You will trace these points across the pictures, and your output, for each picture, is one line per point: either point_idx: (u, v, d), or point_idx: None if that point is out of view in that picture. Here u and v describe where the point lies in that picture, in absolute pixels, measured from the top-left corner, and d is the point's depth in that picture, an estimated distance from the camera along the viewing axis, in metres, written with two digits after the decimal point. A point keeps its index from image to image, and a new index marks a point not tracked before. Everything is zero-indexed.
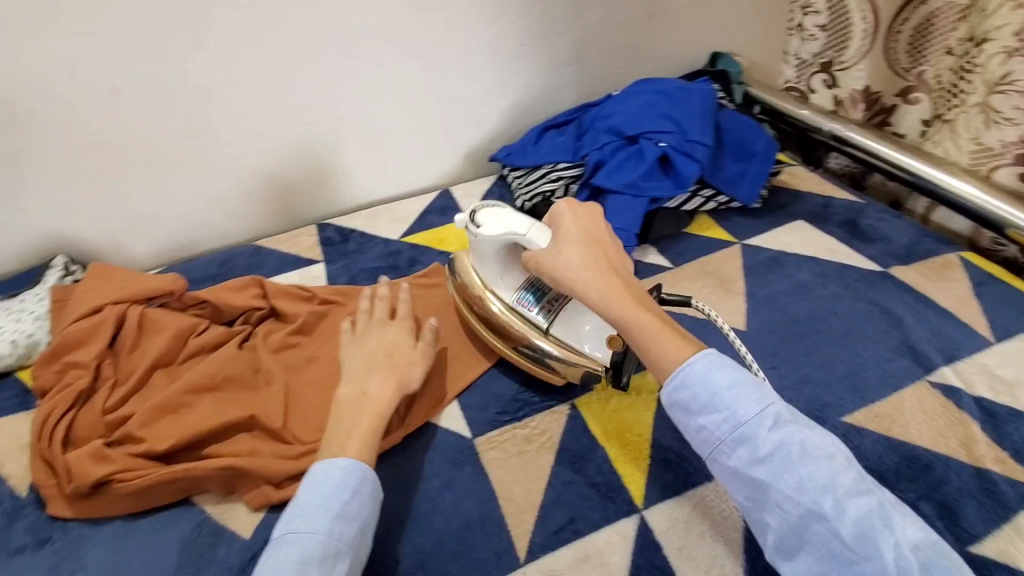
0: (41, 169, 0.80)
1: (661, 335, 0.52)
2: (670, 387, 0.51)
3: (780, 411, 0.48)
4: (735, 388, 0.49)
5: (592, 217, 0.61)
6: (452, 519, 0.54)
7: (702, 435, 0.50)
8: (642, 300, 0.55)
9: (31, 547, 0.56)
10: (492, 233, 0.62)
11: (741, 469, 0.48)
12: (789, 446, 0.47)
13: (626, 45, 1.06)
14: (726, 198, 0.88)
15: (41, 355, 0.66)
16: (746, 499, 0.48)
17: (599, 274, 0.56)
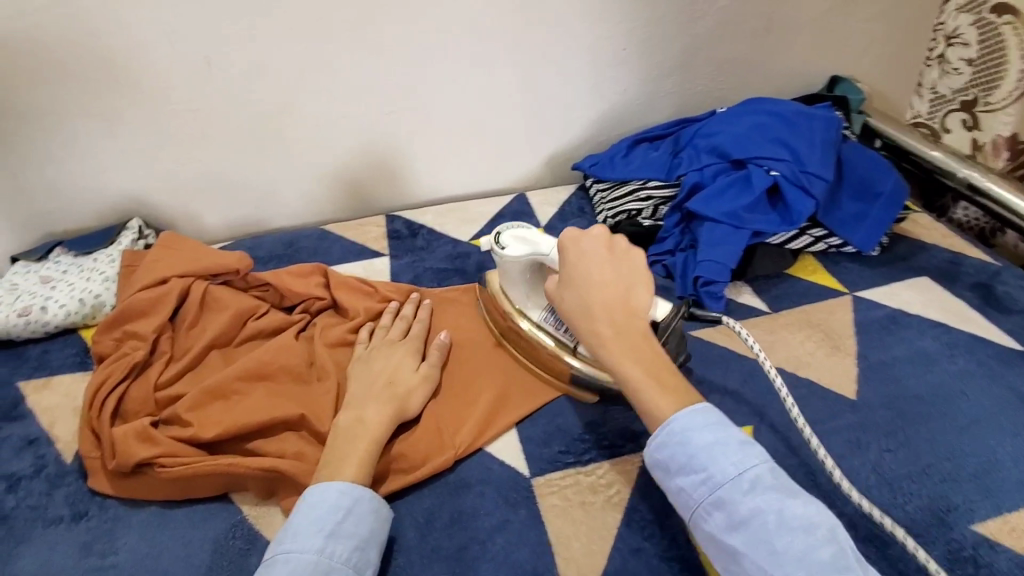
0: (130, 132, 0.81)
1: (654, 391, 0.48)
2: (650, 445, 0.47)
3: (761, 474, 0.44)
4: (715, 447, 0.45)
5: (605, 244, 0.55)
6: (502, 569, 0.48)
7: (682, 497, 0.46)
8: (642, 344, 0.50)
9: (67, 519, 0.54)
10: (516, 254, 0.60)
11: (719, 537, 0.43)
12: (765, 514, 0.42)
13: (735, 60, 0.97)
14: (840, 241, 0.78)
15: (104, 320, 0.65)
16: (724, 570, 0.43)
17: (599, 313, 0.51)
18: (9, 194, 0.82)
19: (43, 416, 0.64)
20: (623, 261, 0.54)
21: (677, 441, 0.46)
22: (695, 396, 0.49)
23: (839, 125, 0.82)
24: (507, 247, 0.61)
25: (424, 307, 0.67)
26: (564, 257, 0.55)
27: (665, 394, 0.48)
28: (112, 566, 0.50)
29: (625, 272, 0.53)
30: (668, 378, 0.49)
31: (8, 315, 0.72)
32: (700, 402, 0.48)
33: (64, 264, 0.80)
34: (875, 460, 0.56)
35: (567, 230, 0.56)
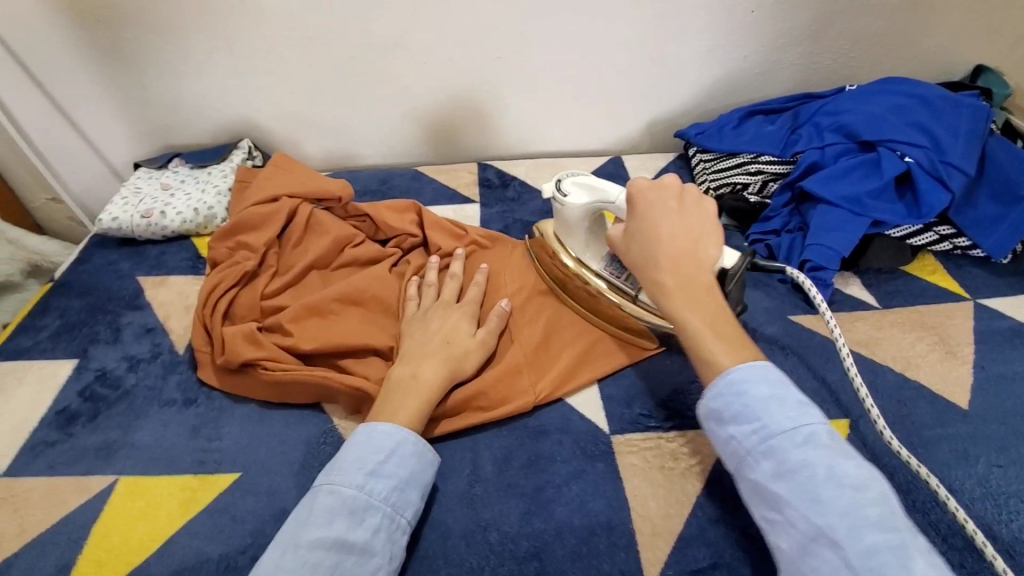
0: (250, 56, 0.83)
1: (712, 342, 0.45)
2: (704, 395, 0.45)
3: (818, 431, 0.40)
4: (771, 401, 0.42)
5: (677, 196, 0.52)
6: (576, 515, 0.49)
7: (729, 447, 0.43)
8: (704, 296, 0.47)
9: (179, 403, 0.59)
10: (578, 201, 0.59)
11: (764, 486, 0.40)
12: (815, 467, 0.39)
13: (871, 35, 0.89)
14: (968, 242, 0.71)
15: (220, 229, 0.69)
16: (763, 519, 0.40)
17: (665, 265, 0.48)
18: (138, 103, 0.87)
19: (160, 310, 0.69)
20: (693, 214, 0.51)
21: (733, 391, 0.43)
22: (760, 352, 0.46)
23: (989, 117, 0.74)
24: (568, 195, 0.60)
25: (482, 270, 0.65)
26: (631, 207, 0.52)
27: (722, 346, 0.45)
28: (217, 450, 0.55)
29: (694, 223, 0.50)
30: (728, 332, 0.45)
31: (132, 216, 0.78)
32: (759, 359, 0.45)
33: (182, 174, 0.86)
34: (983, 475, 0.52)
35: (631, 179, 0.53)
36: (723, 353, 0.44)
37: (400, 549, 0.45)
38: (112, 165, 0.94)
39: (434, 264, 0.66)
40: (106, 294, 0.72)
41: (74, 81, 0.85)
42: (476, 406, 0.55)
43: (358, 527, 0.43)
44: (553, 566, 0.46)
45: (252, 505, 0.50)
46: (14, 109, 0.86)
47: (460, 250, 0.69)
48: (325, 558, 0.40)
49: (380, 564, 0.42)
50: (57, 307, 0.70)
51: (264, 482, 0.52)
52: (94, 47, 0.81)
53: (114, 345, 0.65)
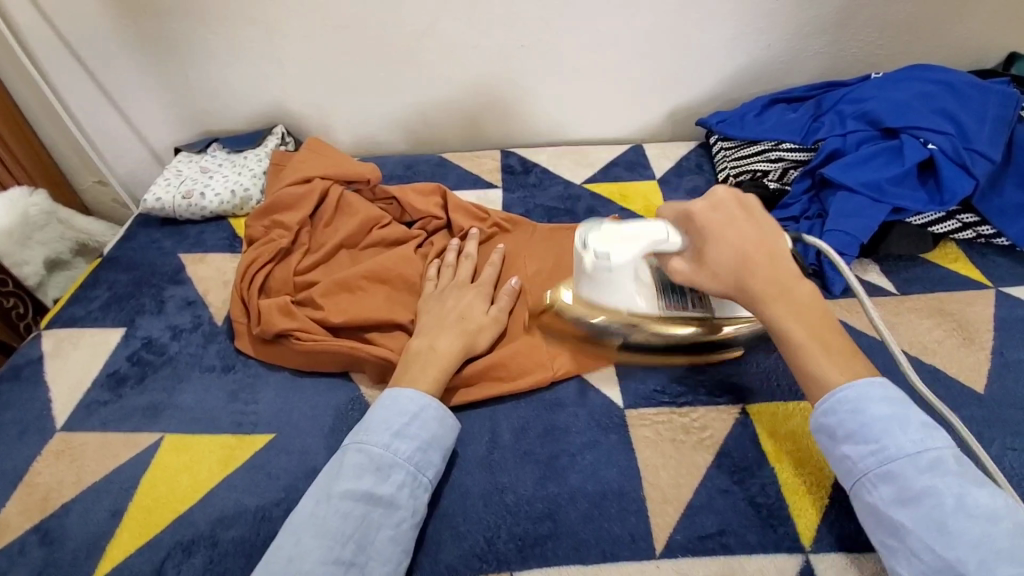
0: (284, 45, 0.87)
1: (824, 358, 0.45)
2: (815, 408, 0.45)
3: (944, 457, 0.40)
4: (893, 422, 0.42)
5: (735, 204, 0.50)
6: (589, 481, 0.51)
7: (844, 465, 0.43)
8: (809, 307, 0.46)
9: (219, 369, 0.63)
10: (627, 255, 0.51)
11: (883, 509, 0.40)
12: (942, 495, 0.38)
13: (900, 23, 0.88)
14: (991, 231, 0.71)
15: (258, 208, 0.72)
16: (880, 542, 0.41)
17: (762, 278, 0.46)
18: (178, 89, 0.91)
19: (200, 285, 0.73)
20: (761, 219, 0.50)
21: (850, 409, 0.43)
22: (870, 364, 0.46)
23: (1019, 103, 0.73)
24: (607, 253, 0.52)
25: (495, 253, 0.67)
26: (700, 231, 0.49)
27: (834, 361, 0.45)
28: (253, 413, 0.58)
29: (770, 229, 0.49)
30: (836, 343, 0.45)
31: (174, 197, 0.82)
32: (876, 375, 0.45)
33: (219, 158, 0.90)
34: (998, 456, 0.52)
35: (688, 204, 0.50)
36: (831, 366, 0.44)
37: (423, 504, 0.48)
38: (153, 150, 0.99)
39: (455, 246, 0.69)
40: (150, 269, 0.76)
41: (119, 69, 0.89)
42: (493, 376, 0.58)
43: (384, 482, 0.46)
44: (566, 526, 0.48)
45: (287, 463, 0.54)
46: (64, 93, 0.91)
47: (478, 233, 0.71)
48: (354, 508, 0.44)
49: (405, 517, 0.45)
50: (107, 280, 0.75)
51: (297, 442, 0.56)
52: (139, 38, 0.86)
53: (159, 316, 0.69)
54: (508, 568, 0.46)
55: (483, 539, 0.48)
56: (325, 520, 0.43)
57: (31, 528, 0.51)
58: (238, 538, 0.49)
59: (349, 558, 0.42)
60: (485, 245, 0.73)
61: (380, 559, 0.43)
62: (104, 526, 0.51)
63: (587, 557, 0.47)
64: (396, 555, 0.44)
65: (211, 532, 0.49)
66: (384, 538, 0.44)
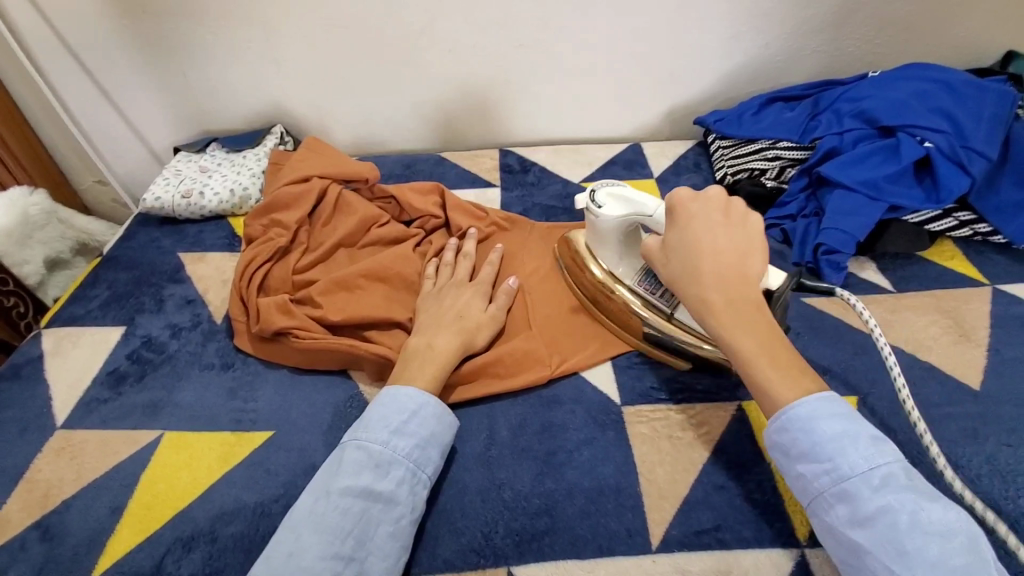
0: (283, 44, 0.87)
1: (768, 369, 0.44)
2: (766, 427, 0.45)
3: (895, 473, 0.40)
4: (845, 440, 0.41)
5: (722, 209, 0.50)
6: (586, 478, 0.51)
7: (800, 484, 0.43)
8: (757, 317, 0.46)
9: (218, 367, 0.63)
10: (613, 214, 0.58)
11: (841, 529, 0.40)
12: (897, 513, 0.38)
13: (896, 22, 0.88)
14: (988, 228, 0.71)
15: (257, 207, 0.73)
16: (843, 562, 0.40)
17: (710, 281, 0.47)
18: (177, 89, 0.92)
19: (199, 284, 0.73)
20: (739, 225, 0.50)
21: (801, 428, 0.42)
22: (820, 380, 0.45)
23: (1016, 101, 0.73)
24: (602, 206, 0.59)
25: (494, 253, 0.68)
26: (674, 219, 0.51)
27: (778, 373, 0.44)
28: (252, 410, 0.59)
29: (743, 238, 0.49)
30: (783, 357, 0.44)
31: (174, 196, 0.83)
32: (825, 390, 0.44)
33: (218, 157, 0.90)
34: (994, 453, 0.52)
35: (671, 192, 0.52)
36: (775, 380, 0.44)
37: (422, 500, 0.48)
38: (152, 149, 1.00)
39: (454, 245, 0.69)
40: (150, 268, 0.76)
41: (118, 69, 0.89)
42: (491, 374, 0.58)
43: (383, 479, 0.46)
44: (563, 522, 0.49)
45: (285, 460, 0.54)
46: (64, 93, 0.92)
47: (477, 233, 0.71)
48: (354, 504, 0.44)
49: (404, 513, 0.46)
50: (106, 279, 0.75)
51: (296, 439, 0.56)
52: (138, 38, 0.86)
53: (158, 314, 0.70)
54: (505, 563, 0.47)
55: (480, 535, 0.48)
56: (324, 516, 0.43)
57: (32, 524, 0.51)
58: (238, 534, 0.49)
59: (349, 553, 0.42)
60: (483, 244, 0.73)
61: (378, 555, 0.43)
62: (104, 522, 0.51)
63: (584, 553, 0.47)
64: (395, 551, 0.44)
65: (210, 528, 0.50)
66: (383, 533, 0.44)
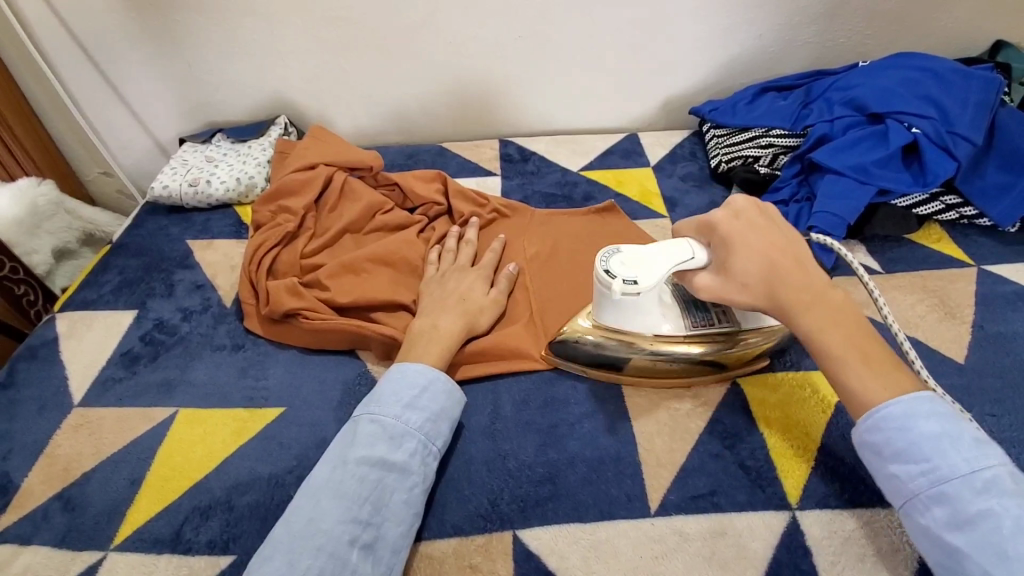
0: (286, 37, 0.89)
1: (864, 369, 0.45)
2: (858, 426, 0.45)
3: (999, 478, 0.40)
4: (943, 442, 0.41)
5: (756, 211, 0.51)
6: (588, 448, 0.53)
7: (894, 484, 0.43)
8: (843, 317, 0.46)
9: (229, 348, 0.65)
10: (655, 282, 0.51)
11: (937, 532, 0.40)
12: (1000, 517, 0.38)
13: (886, 13, 0.90)
14: (974, 212, 0.74)
15: (264, 194, 0.74)
16: (937, 564, 0.40)
17: (790, 288, 0.47)
18: (183, 81, 0.93)
19: (208, 269, 0.75)
20: (782, 227, 0.51)
21: (898, 426, 0.43)
22: (913, 376, 0.45)
23: (1001, 88, 0.75)
24: (635, 280, 0.51)
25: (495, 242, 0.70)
26: (729, 236, 0.49)
27: (874, 373, 0.44)
28: (264, 388, 0.61)
29: (788, 235, 0.50)
30: (874, 353, 0.45)
31: (181, 185, 0.84)
32: (921, 389, 0.44)
33: (224, 147, 0.92)
34: (977, 422, 0.55)
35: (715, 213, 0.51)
36: (874, 380, 0.44)
37: (433, 471, 0.50)
38: (157, 141, 1.01)
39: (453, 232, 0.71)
40: (159, 254, 0.78)
41: (124, 61, 0.91)
42: (494, 352, 0.61)
43: (397, 449, 0.48)
44: (566, 488, 0.51)
45: (297, 434, 0.56)
46: (71, 85, 0.93)
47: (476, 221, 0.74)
48: (369, 473, 0.46)
49: (417, 482, 0.48)
50: (117, 266, 0.77)
51: (306, 415, 0.58)
52: (145, 31, 0.88)
53: (169, 298, 0.71)
54: (511, 527, 0.49)
55: (486, 501, 0.50)
56: (342, 483, 0.45)
57: (53, 495, 0.53)
58: (253, 502, 0.51)
59: (366, 518, 0.44)
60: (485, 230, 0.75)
61: (394, 520, 0.45)
62: (123, 493, 0.53)
63: (586, 516, 0.49)
64: (409, 517, 0.46)
65: (227, 498, 0.52)
66: (399, 500, 0.46)
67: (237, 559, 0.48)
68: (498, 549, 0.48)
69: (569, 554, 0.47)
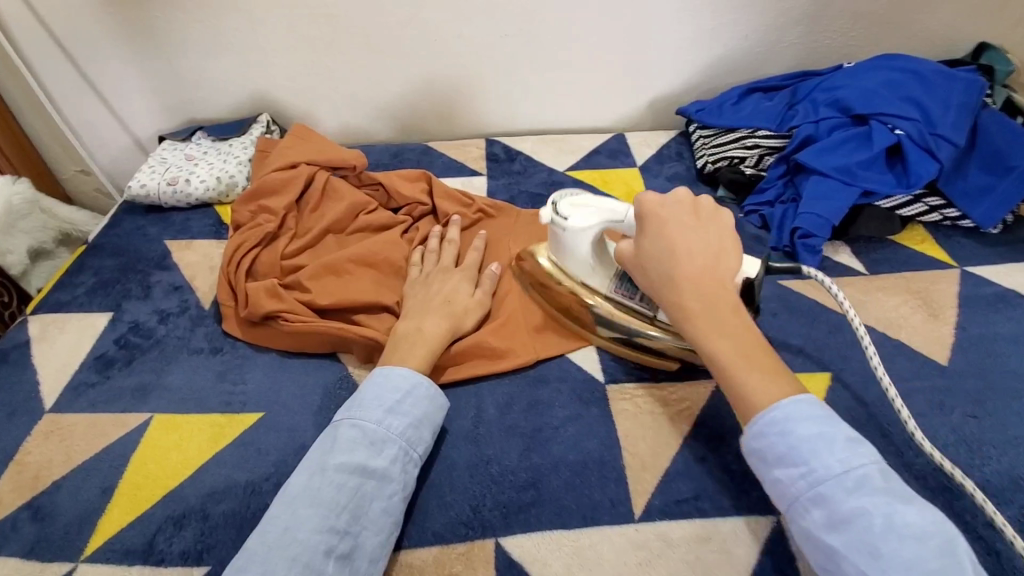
0: (270, 33, 0.87)
1: (744, 372, 0.44)
2: (745, 432, 0.44)
3: (871, 475, 0.40)
4: (819, 442, 0.41)
5: (690, 210, 0.52)
6: (571, 452, 0.53)
7: (779, 489, 0.43)
8: (732, 321, 0.46)
9: (206, 351, 0.63)
10: (583, 224, 0.58)
11: (818, 535, 0.40)
12: (871, 516, 0.38)
13: (871, 14, 0.91)
14: (957, 213, 0.74)
15: (244, 193, 0.73)
16: (821, 566, 0.41)
17: (687, 288, 0.48)
18: (163, 78, 0.91)
19: (186, 270, 0.73)
20: (711, 228, 0.51)
21: (778, 431, 0.42)
22: (795, 379, 0.45)
23: (983, 90, 0.76)
24: (568, 217, 0.59)
25: (479, 240, 0.69)
26: (645, 223, 0.52)
27: (753, 374, 0.44)
28: (241, 392, 0.59)
29: (714, 238, 0.50)
30: (760, 359, 0.45)
31: (159, 184, 0.82)
32: (802, 390, 0.44)
33: (205, 146, 0.90)
34: (959, 423, 0.55)
35: (641, 197, 0.53)
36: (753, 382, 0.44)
37: (413, 479, 0.49)
38: (137, 139, 0.99)
39: (432, 235, 0.70)
40: (136, 255, 0.76)
41: (103, 57, 0.89)
42: (479, 355, 0.60)
43: (377, 456, 0.47)
44: (549, 494, 0.50)
45: (275, 440, 0.55)
46: (47, 81, 0.91)
47: (456, 219, 0.72)
48: (348, 480, 0.45)
49: (397, 489, 0.47)
50: (92, 266, 0.75)
51: (285, 420, 0.57)
52: (124, 27, 0.86)
53: (145, 300, 0.70)
54: (493, 535, 0.48)
55: (468, 508, 0.50)
56: (320, 490, 0.44)
57: (23, 505, 0.52)
58: (229, 511, 0.50)
59: (344, 527, 0.43)
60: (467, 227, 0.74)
61: (373, 529, 0.44)
62: (94, 502, 0.51)
63: (569, 523, 0.48)
64: (388, 525, 0.46)
65: (201, 506, 0.50)
66: (378, 509, 0.45)
67: (211, 569, 0.47)
68: (479, 557, 0.47)
69: (552, 561, 0.46)
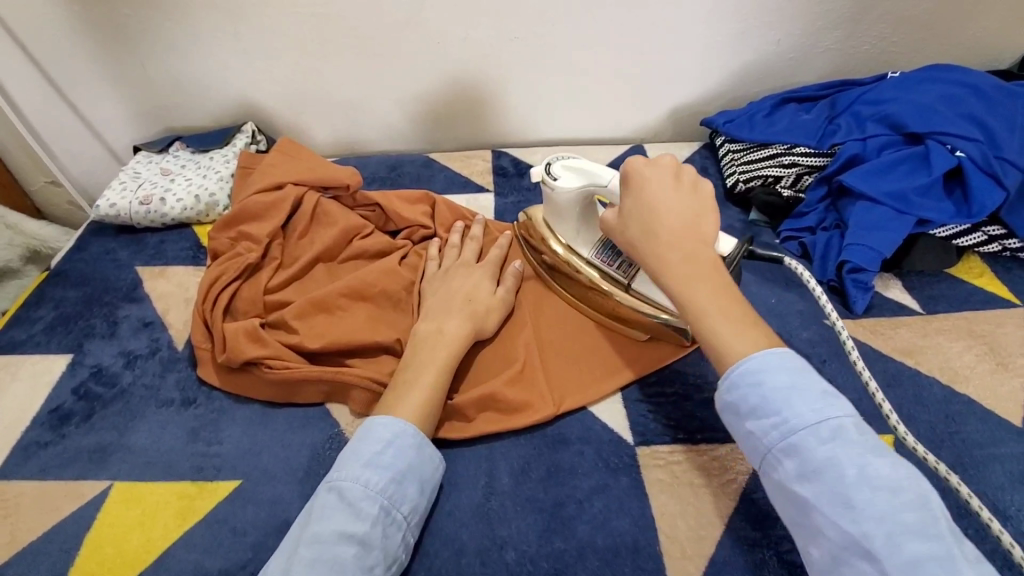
0: (253, 34, 0.79)
1: (722, 323, 0.41)
2: (719, 385, 0.41)
3: (847, 425, 0.37)
4: (791, 392, 0.38)
5: (675, 173, 0.47)
6: (600, 534, 0.45)
7: (751, 442, 0.40)
8: (709, 274, 0.43)
9: (178, 403, 0.56)
10: (569, 186, 0.54)
11: (790, 488, 0.38)
12: (843, 466, 0.36)
13: (914, 19, 0.83)
14: (1018, 245, 0.66)
15: (221, 218, 0.65)
16: (793, 522, 0.38)
17: (665, 241, 0.44)
18: (137, 82, 0.83)
19: (159, 303, 0.65)
20: (694, 190, 0.47)
21: (751, 383, 0.39)
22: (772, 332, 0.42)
23: None
24: (558, 177, 0.56)
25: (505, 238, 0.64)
26: (627, 183, 0.48)
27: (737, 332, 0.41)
28: (216, 455, 0.52)
29: (696, 200, 0.46)
30: (738, 313, 0.42)
31: (131, 202, 0.74)
32: (778, 343, 0.41)
33: (182, 158, 0.82)
34: None
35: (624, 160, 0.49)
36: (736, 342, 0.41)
37: (398, 546, 0.42)
38: (110, 148, 0.90)
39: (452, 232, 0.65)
40: (103, 285, 0.68)
41: (69, 59, 0.80)
42: (492, 408, 0.52)
43: (356, 520, 0.40)
44: None
45: (254, 517, 0.47)
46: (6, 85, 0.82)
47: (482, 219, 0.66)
48: (319, 552, 0.38)
49: (378, 560, 0.39)
50: (53, 298, 0.67)
51: (266, 491, 0.49)
52: (92, 25, 0.77)
53: (110, 340, 0.62)
54: None
55: None
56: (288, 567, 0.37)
57: None
58: None
59: None
60: (489, 230, 0.68)
61: None
62: None
63: None
64: None
65: None
66: None
67: None
68: None
69: None
